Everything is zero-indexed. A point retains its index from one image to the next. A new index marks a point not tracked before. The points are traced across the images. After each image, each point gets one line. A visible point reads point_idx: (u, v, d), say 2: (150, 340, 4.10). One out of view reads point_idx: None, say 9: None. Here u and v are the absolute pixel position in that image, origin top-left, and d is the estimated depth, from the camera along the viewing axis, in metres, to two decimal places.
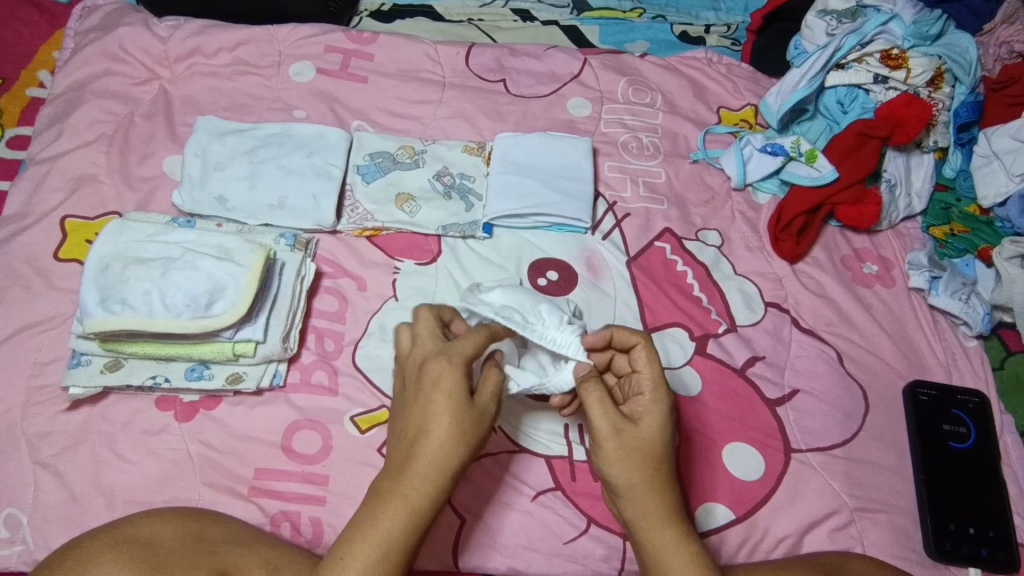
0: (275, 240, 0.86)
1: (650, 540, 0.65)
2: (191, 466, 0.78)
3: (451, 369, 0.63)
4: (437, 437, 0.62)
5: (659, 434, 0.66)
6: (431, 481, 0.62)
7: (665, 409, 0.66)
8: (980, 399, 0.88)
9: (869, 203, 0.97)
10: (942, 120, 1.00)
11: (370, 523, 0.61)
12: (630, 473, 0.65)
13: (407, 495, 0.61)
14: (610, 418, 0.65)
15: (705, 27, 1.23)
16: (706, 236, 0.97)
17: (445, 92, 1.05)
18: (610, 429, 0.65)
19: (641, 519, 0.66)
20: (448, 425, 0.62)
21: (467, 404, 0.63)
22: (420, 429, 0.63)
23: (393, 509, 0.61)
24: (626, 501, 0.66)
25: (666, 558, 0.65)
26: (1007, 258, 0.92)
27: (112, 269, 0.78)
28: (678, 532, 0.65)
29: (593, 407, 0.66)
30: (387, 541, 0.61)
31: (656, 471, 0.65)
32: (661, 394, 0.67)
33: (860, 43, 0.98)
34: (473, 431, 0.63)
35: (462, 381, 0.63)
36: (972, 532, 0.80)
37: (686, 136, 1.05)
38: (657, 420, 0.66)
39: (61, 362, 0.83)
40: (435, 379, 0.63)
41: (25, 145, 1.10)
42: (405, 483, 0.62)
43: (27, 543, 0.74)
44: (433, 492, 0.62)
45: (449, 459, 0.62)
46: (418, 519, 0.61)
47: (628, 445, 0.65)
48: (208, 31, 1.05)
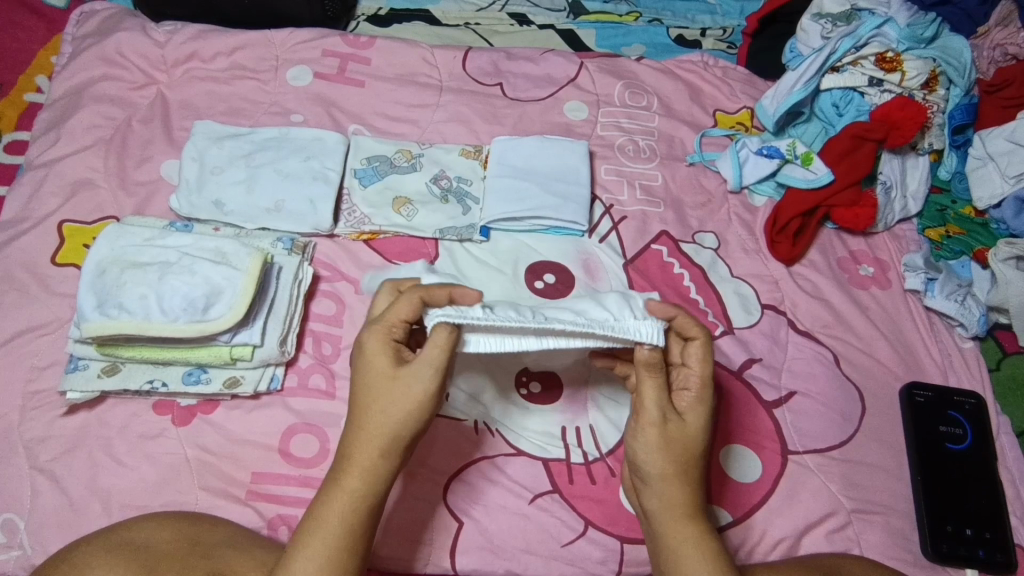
0: (273, 244, 0.87)
1: (672, 529, 0.66)
2: (189, 470, 0.78)
3: (373, 340, 0.65)
4: (360, 415, 0.64)
5: (701, 429, 0.67)
6: (360, 463, 0.63)
7: (710, 409, 0.68)
8: (977, 400, 0.88)
9: (865, 205, 0.97)
10: (936, 122, 1.01)
11: (318, 512, 0.63)
12: (666, 459, 0.66)
13: (344, 476, 0.63)
14: (661, 403, 0.66)
15: (701, 31, 1.24)
16: (702, 239, 0.97)
17: (443, 96, 1.05)
18: (657, 415, 0.66)
19: (666, 508, 0.66)
20: (368, 401, 0.64)
21: (385, 376, 0.64)
22: (351, 407, 0.65)
23: (336, 494, 0.63)
24: (654, 486, 0.67)
25: (684, 552, 0.65)
26: (1003, 259, 0.93)
27: (109, 273, 0.78)
28: (698, 526, 0.66)
29: (648, 390, 0.66)
30: (333, 529, 0.62)
31: (691, 463, 0.67)
32: (708, 392, 0.68)
33: (855, 45, 0.99)
34: (391, 407, 0.63)
35: (381, 354, 0.65)
36: (969, 534, 0.80)
37: (682, 139, 1.06)
38: (701, 416, 0.67)
39: (59, 367, 0.83)
40: (363, 354, 0.66)
41: (22, 150, 1.10)
42: (343, 469, 0.64)
43: (25, 548, 0.74)
44: (370, 471, 0.63)
45: (373, 436, 0.63)
46: (360, 500, 0.63)
47: (672, 430, 0.66)
48: (205, 35, 1.05)
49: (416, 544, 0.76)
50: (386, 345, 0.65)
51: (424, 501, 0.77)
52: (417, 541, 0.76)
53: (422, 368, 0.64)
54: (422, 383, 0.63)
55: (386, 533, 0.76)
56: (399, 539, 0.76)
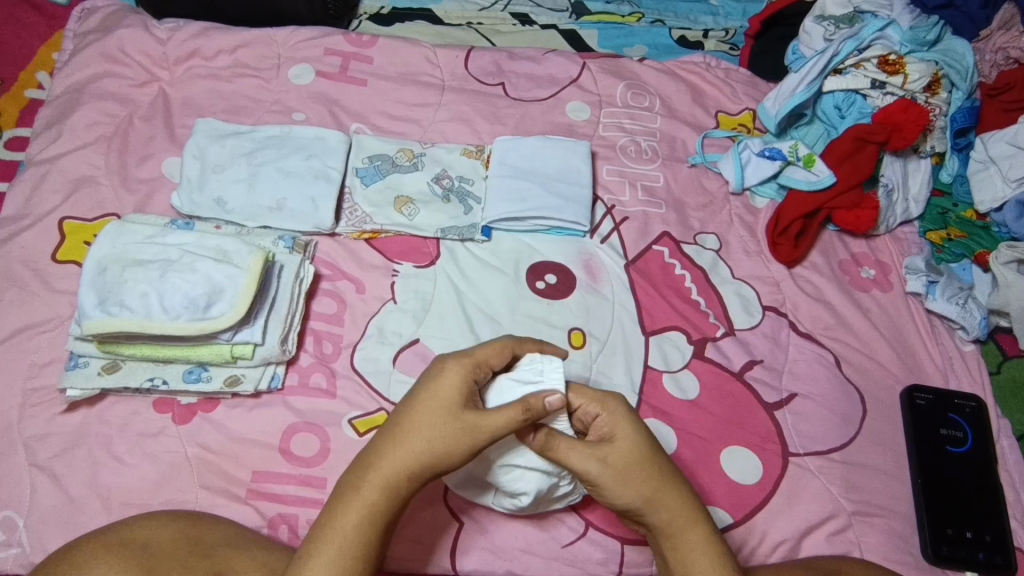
0: (274, 243, 0.87)
1: (685, 541, 0.67)
2: (190, 468, 0.78)
3: (454, 373, 0.65)
4: (404, 436, 0.64)
5: (635, 439, 0.66)
6: (385, 478, 0.63)
7: (625, 417, 0.67)
8: (977, 403, 0.88)
9: (867, 208, 0.97)
10: (939, 125, 1.00)
11: (332, 521, 0.63)
12: (637, 494, 0.65)
13: (363, 493, 0.63)
14: (587, 454, 0.65)
15: (704, 32, 1.24)
16: (704, 240, 0.97)
17: (445, 95, 1.05)
18: (600, 466, 0.65)
19: (670, 523, 0.67)
20: (423, 429, 0.63)
21: (444, 410, 0.64)
22: (396, 423, 0.65)
23: (350, 503, 0.63)
24: (650, 512, 0.67)
25: (693, 559, 0.66)
26: (1005, 262, 0.93)
27: (110, 271, 0.78)
28: (702, 525, 0.67)
29: (570, 456, 0.65)
30: (352, 534, 0.62)
31: (653, 472, 0.66)
32: (615, 407, 0.68)
33: (858, 48, 0.98)
34: (438, 440, 0.63)
35: (453, 385, 0.65)
36: (969, 536, 0.80)
37: (684, 140, 1.06)
38: (629, 425, 0.67)
39: (59, 364, 0.83)
40: (437, 379, 0.65)
41: (24, 146, 1.09)
42: (364, 479, 0.64)
43: (24, 546, 0.74)
44: (384, 488, 0.63)
45: (405, 461, 0.63)
46: (374, 519, 0.63)
47: (619, 466, 0.65)
48: (208, 33, 1.05)
49: (417, 543, 0.76)
50: (463, 379, 0.65)
51: (425, 501, 0.77)
52: (421, 542, 0.76)
53: (486, 420, 0.63)
54: (479, 436, 0.63)
55: None
56: (399, 539, 0.76)
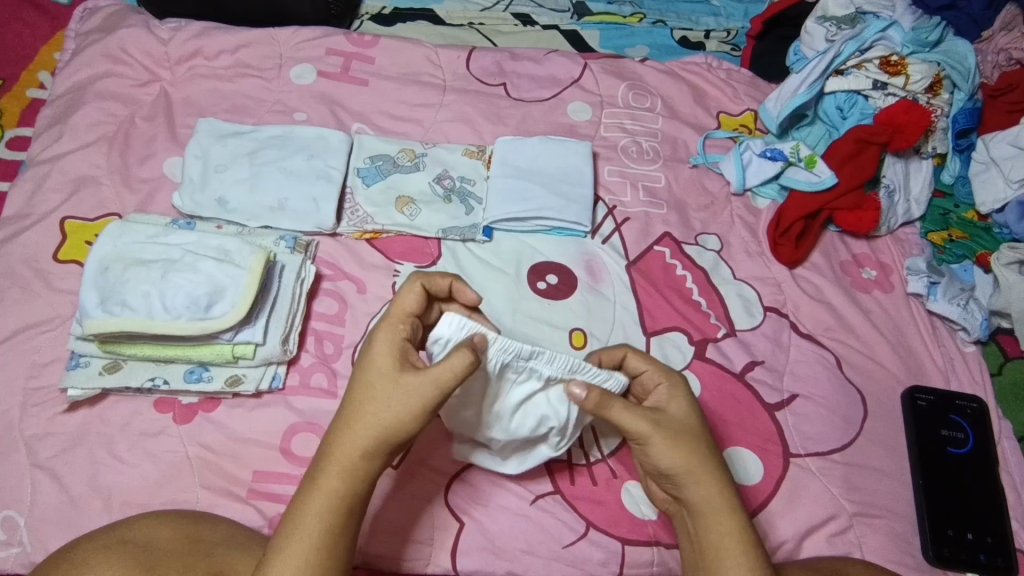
0: (275, 243, 0.87)
1: (719, 525, 0.67)
2: (191, 468, 0.78)
3: (383, 339, 0.65)
4: (359, 410, 0.63)
5: (688, 414, 0.70)
6: (342, 462, 0.63)
7: (685, 393, 0.71)
8: (979, 404, 0.89)
9: (869, 209, 0.97)
10: (941, 126, 1.00)
11: (300, 515, 0.62)
12: (683, 461, 0.67)
13: (323, 481, 0.63)
14: (644, 414, 0.67)
15: (705, 33, 1.24)
16: (705, 241, 0.97)
17: (446, 95, 1.05)
18: (652, 427, 0.67)
19: (706, 503, 0.67)
20: (365, 403, 0.63)
21: (390, 374, 0.63)
22: (345, 405, 0.65)
23: (311, 495, 0.63)
24: (691, 485, 0.67)
25: (728, 544, 0.66)
26: (1006, 263, 0.93)
27: (112, 270, 0.78)
28: (735, 513, 0.67)
29: (622, 414, 0.67)
30: (320, 519, 0.62)
31: (704, 448, 0.68)
32: (678, 380, 0.71)
33: (860, 48, 0.99)
34: (382, 410, 0.63)
35: (384, 353, 0.65)
36: (970, 538, 0.80)
37: (685, 141, 1.05)
38: (685, 402, 0.70)
39: (60, 363, 0.83)
40: (371, 350, 0.65)
41: (25, 146, 1.09)
42: (322, 467, 0.64)
43: (24, 545, 0.74)
44: (343, 472, 0.63)
45: (356, 440, 0.63)
46: (337, 504, 0.63)
47: (674, 433, 0.67)
48: (210, 33, 1.05)
49: (416, 543, 0.76)
50: (393, 344, 0.65)
51: (425, 502, 0.78)
52: (420, 541, 0.76)
53: (430, 377, 0.63)
54: (428, 391, 0.62)
55: (388, 533, 0.76)
56: (400, 539, 0.76)
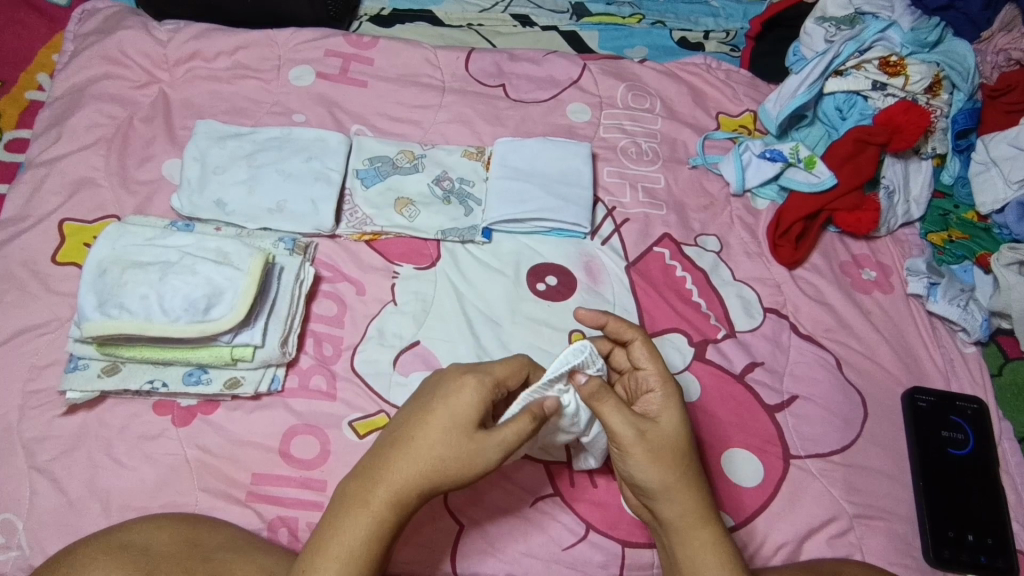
0: (274, 244, 0.87)
1: (692, 536, 0.67)
2: (189, 471, 0.78)
3: (475, 388, 0.65)
4: (419, 452, 0.63)
5: (676, 426, 0.69)
6: (394, 494, 0.63)
7: (677, 404, 0.70)
8: (979, 405, 0.88)
9: (868, 210, 0.97)
10: (940, 126, 1.00)
11: (335, 530, 0.62)
12: (663, 474, 0.66)
13: (372, 506, 0.63)
14: (631, 423, 0.66)
15: (705, 34, 1.24)
16: (705, 241, 0.97)
17: (445, 96, 1.05)
18: (638, 439, 0.66)
19: (682, 516, 0.67)
20: (435, 445, 0.63)
21: (460, 426, 0.64)
22: (410, 436, 0.64)
23: (352, 516, 0.62)
24: (666, 498, 0.67)
25: (697, 558, 0.66)
26: (1006, 264, 0.93)
27: (110, 273, 0.78)
28: (711, 527, 0.67)
29: (614, 417, 0.66)
30: (367, 542, 0.62)
31: (686, 462, 0.68)
32: (672, 388, 0.70)
33: (859, 49, 0.98)
34: (452, 458, 0.63)
35: (470, 404, 0.64)
36: (970, 539, 0.80)
37: (685, 142, 1.05)
38: (675, 414, 0.69)
39: (58, 366, 0.82)
40: (455, 395, 0.64)
41: (23, 148, 1.09)
42: (372, 491, 0.63)
43: (23, 548, 0.73)
44: (393, 504, 0.63)
45: (415, 478, 0.63)
46: (381, 533, 0.63)
47: (657, 444, 0.67)
48: (208, 34, 1.05)
49: (417, 546, 0.76)
50: (481, 398, 0.65)
51: (427, 506, 0.77)
52: (420, 544, 0.76)
53: (503, 443, 0.64)
54: (493, 452, 0.64)
55: None
56: (400, 542, 0.76)
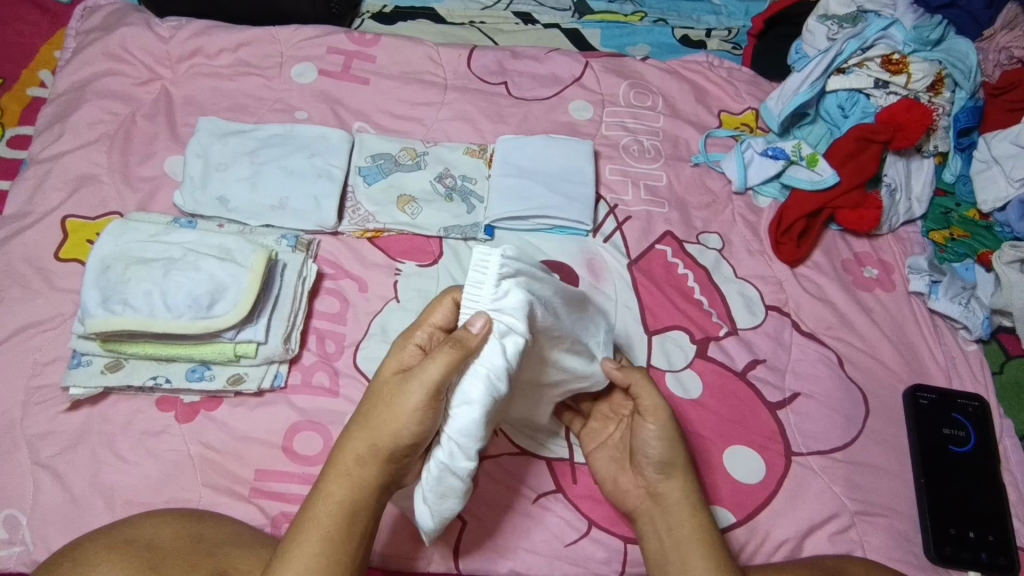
0: (276, 241, 0.87)
1: (690, 519, 0.72)
2: (192, 467, 0.78)
3: (400, 347, 0.66)
4: (366, 423, 0.64)
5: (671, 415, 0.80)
6: (343, 471, 0.64)
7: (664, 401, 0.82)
8: (980, 403, 0.88)
9: (869, 208, 0.97)
10: (942, 125, 1.00)
11: (304, 521, 0.64)
12: (679, 447, 0.74)
13: (328, 490, 0.64)
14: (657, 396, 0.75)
15: (706, 31, 1.24)
16: (706, 240, 0.97)
17: (447, 94, 1.05)
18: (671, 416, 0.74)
19: (682, 496, 0.73)
20: (366, 410, 0.64)
21: (393, 386, 0.63)
22: (356, 414, 0.66)
23: (316, 502, 0.64)
24: (675, 472, 0.74)
25: (702, 533, 0.71)
26: (1007, 262, 0.93)
27: (113, 269, 0.78)
28: (705, 506, 0.74)
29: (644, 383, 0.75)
30: (321, 524, 0.63)
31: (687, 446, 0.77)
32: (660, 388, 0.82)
33: (861, 47, 0.98)
34: (377, 416, 0.63)
35: (396, 360, 0.65)
36: (972, 537, 0.80)
37: (686, 140, 1.05)
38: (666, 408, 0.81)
39: (61, 363, 0.82)
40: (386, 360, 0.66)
41: (25, 145, 1.09)
42: (327, 476, 0.65)
43: (27, 544, 0.74)
44: (344, 482, 0.64)
45: (356, 450, 0.64)
46: (341, 513, 0.64)
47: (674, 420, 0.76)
48: (210, 31, 1.05)
49: (420, 543, 0.76)
50: (406, 354, 0.65)
51: None
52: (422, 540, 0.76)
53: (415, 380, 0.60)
54: (413, 395, 0.60)
55: (394, 532, 0.76)
56: (403, 538, 0.76)
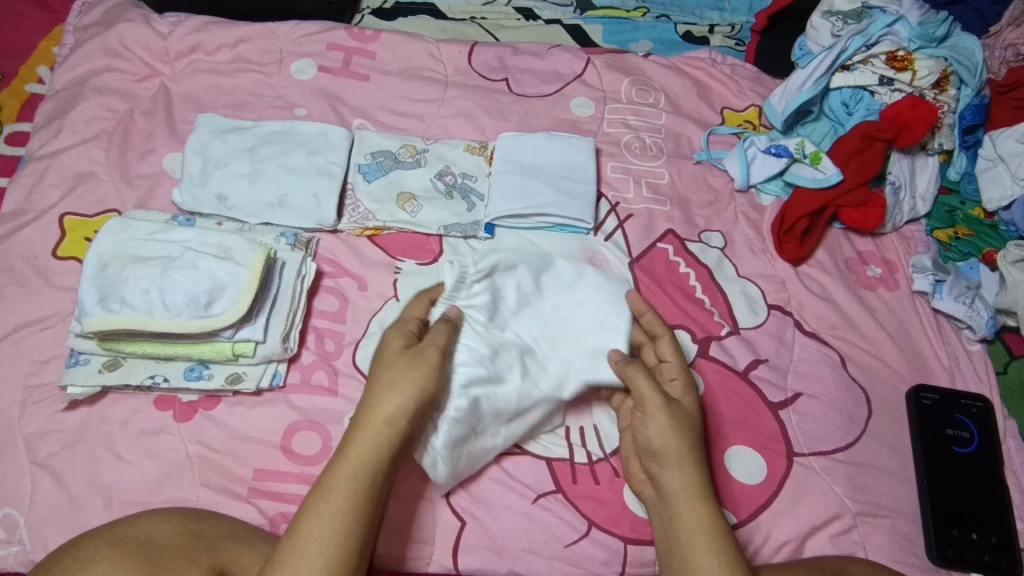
0: (275, 240, 0.86)
1: (692, 510, 0.70)
2: (191, 466, 0.78)
3: (397, 334, 0.74)
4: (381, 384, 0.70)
5: (692, 409, 0.76)
6: (367, 431, 0.68)
7: (692, 390, 0.78)
8: (984, 403, 0.88)
9: (874, 206, 0.96)
10: (947, 123, 0.99)
11: (325, 485, 0.66)
12: (674, 443, 0.72)
13: (353, 453, 0.67)
14: (659, 393, 0.74)
15: (710, 27, 1.23)
16: (709, 238, 0.96)
17: (448, 91, 1.04)
18: (666, 403, 0.73)
19: (683, 488, 0.71)
20: (384, 376, 0.70)
21: (403, 355, 0.71)
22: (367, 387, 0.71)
23: (338, 465, 0.67)
24: (671, 468, 0.72)
25: (694, 536, 0.69)
26: (1013, 261, 0.92)
27: (111, 267, 0.77)
28: (708, 505, 0.71)
29: (642, 379, 0.75)
30: (348, 479, 0.66)
31: (696, 441, 0.74)
32: (690, 376, 0.78)
33: (865, 44, 0.97)
34: (400, 377, 0.70)
35: (394, 339, 0.73)
36: (974, 538, 0.79)
37: (689, 137, 1.04)
38: (692, 398, 0.77)
39: (59, 361, 0.82)
40: (385, 342, 0.74)
41: (24, 142, 1.08)
42: (348, 441, 0.68)
43: (25, 543, 0.73)
44: (369, 440, 0.67)
45: (383, 407, 0.68)
46: (365, 473, 0.66)
47: (678, 414, 0.74)
48: (209, 27, 1.04)
49: (420, 542, 0.76)
50: (400, 333, 0.74)
51: (428, 500, 0.78)
52: (422, 539, 0.76)
53: (428, 346, 0.73)
54: (427, 351, 0.72)
55: (393, 532, 0.76)
56: (401, 538, 0.76)
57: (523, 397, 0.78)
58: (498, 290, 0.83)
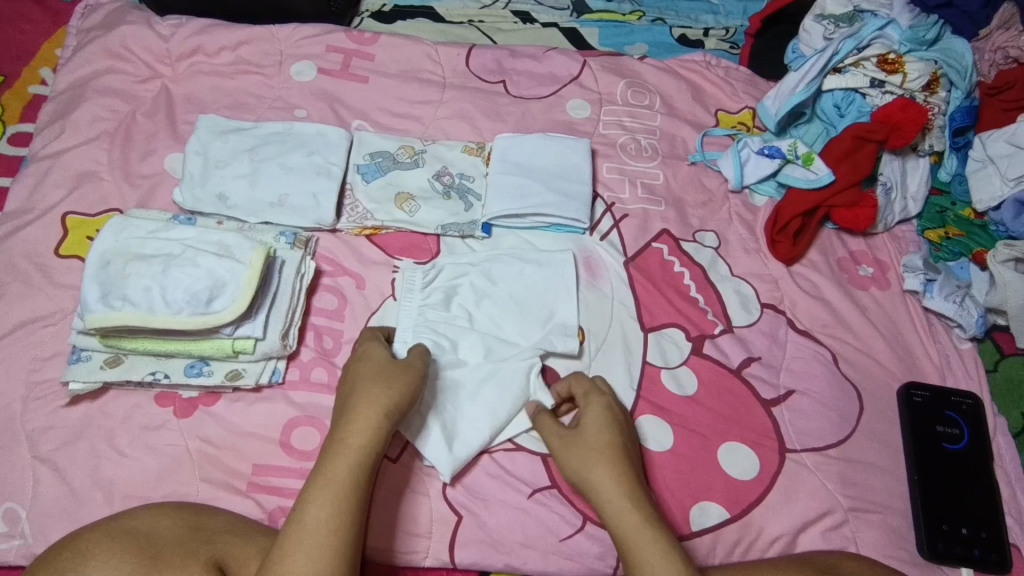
0: (275, 239, 0.87)
1: (621, 527, 0.71)
2: (191, 462, 0.79)
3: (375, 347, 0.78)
4: (375, 381, 0.73)
5: (597, 427, 0.77)
6: (366, 420, 0.70)
7: (596, 407, 0.78)
8: (974, 401, 0.89)
9: (865, 206, 0.98)
10: (938, 125, 1.01)
11: (325, 471, 0.68)
12: (575, 474, 0.75)
13: (350, 442, 0.69)
14: (553, 433, 0.78)
15: (704, 31, 1.24)
16: (703, 237, 0.98)
17: (446, 92, 1.05)
18: (560, 440, 0.77)
19: (606, 510, 0.72)
20: (374, 378, 0.73)
21: (389, 365, 0.75)
22: (359, 385, 0.73)
23: (337, 452, 0.69)
24: (590, 496, 0.74)
25: (630, 550, 0.70)
26: (1002, 261, 0.93)
27: (113, 265, 0.78)
28: (633, 516, 0.71)
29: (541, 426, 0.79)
30: (348, 465, 0.68)
31: (603, 459, 0.74)
32: (592, 396, 0.79)
33: (857, 47, 0.98)
34: (397, 381, 0.73)
35: (370, 352, 0.77)
36: (965, 533, 0.80)
37: (684, 138, 1.06)
38: (597, 415, 0.77)
39: (61, 358, 0.83)
40: (358, 356, 0.77)
41: (26, 142, 1.10)
42: (344, 430, 0.70)
43: (26, 537, 0.74)
44: (368, 430, 0.70)
45: (381, 401, 0.71)
46: (362, 463, 0.68)
47: (574, 445, 0.76)
48: (210, 30, 1.06)
49: (414, 536, 0.77)
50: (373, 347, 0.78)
51: (422, 495, 0.79)
52: (417, 533, 0.77)
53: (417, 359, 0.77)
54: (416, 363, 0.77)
55: (386, 527, 0.77)
56: (396, 532, 0.77)
57: (499, 383, 0.82)
58: (453, 289, 0.88)
